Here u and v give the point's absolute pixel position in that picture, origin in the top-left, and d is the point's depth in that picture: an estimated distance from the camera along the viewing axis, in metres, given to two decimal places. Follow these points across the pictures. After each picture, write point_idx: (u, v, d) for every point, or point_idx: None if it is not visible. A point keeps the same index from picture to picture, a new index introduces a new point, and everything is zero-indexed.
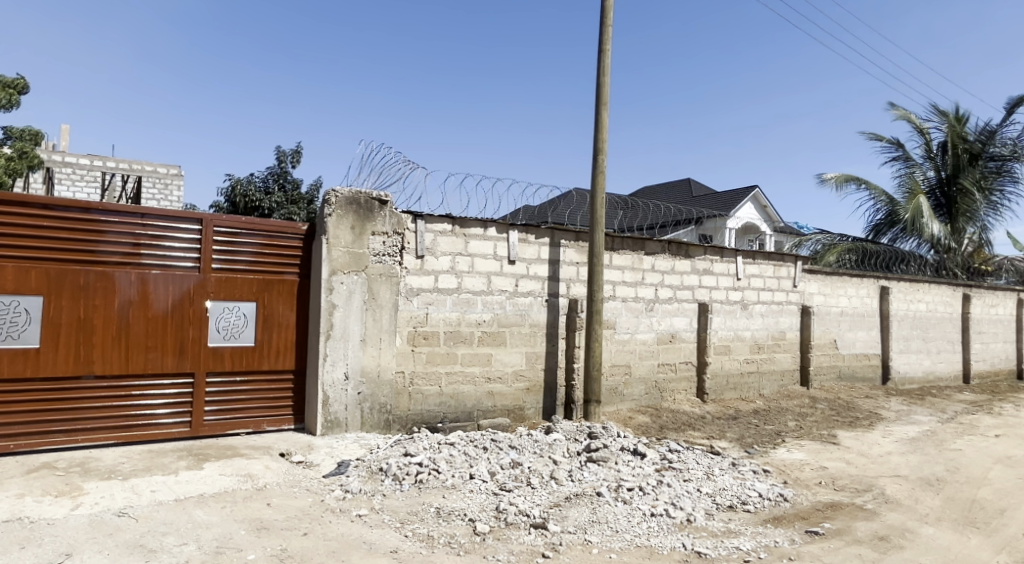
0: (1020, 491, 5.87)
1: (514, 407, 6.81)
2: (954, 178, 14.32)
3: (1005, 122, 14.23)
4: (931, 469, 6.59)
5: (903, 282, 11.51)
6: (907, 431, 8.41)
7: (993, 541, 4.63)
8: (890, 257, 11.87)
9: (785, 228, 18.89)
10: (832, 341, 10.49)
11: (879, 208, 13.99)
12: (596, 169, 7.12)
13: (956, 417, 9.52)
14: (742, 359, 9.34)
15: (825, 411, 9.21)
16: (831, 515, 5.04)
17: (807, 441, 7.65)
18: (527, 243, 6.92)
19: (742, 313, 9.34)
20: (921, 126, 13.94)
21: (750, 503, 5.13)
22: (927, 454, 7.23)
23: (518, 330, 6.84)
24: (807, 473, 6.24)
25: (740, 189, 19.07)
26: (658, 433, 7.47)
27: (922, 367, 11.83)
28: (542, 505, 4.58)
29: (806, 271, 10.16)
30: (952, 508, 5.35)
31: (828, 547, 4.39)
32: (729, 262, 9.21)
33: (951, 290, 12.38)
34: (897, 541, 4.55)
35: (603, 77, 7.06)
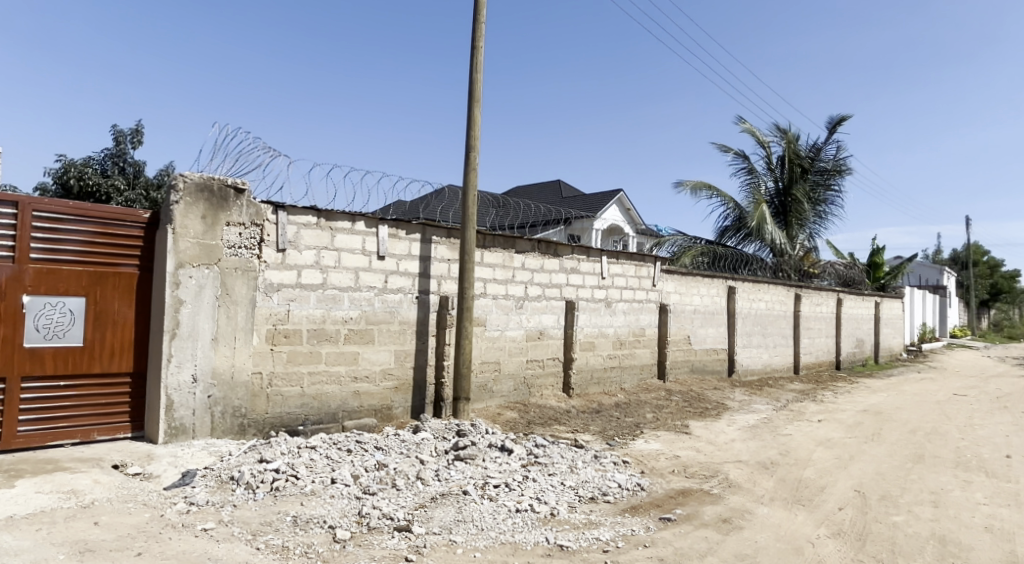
0: (837, 470, 6.60)
1: (381, 407, 6.62)
2: (790, 189, 15.89)
3: (831, 141, 16.02)
4: (767, 453, 7.25)
5: (746, 283, 12.60)
6: (748, 419, 9.20)
7: (815, 516, 5.16)
8: (736, 259, 12.92)
9: (646, 230, 20.01)
10: (685, 337, 11.24)
11: (728, 214, 15.19)
12: (468, 166, 7.09)
13: (788, 404, 10.56)
14: (606, 355, 9.75)
15: (678, 402, 9.85)
16: (681, 501, 5.37)
17: (662, 431, 8.13)
18: (397, 238, 6.75)
19: (605, 310, 9.74)
20: (763, 141, 15.31)
21: (610, 494, 5.34)
22: (764, 439, 7.94)
23: (386, 328, 6.66)
24: (661, 462, 6.62)
25: (606, 192, 19.95)
26: (525, 428, 7.59)
27: (761, 360, 13.00)
28: (407, 507, 4.48)
29: (664, 271, 10.80)
30: (783, 488, 5.91)
31: (678, 532, 4.67)
32: (595, 262, 9.57)
33: (786, 290, 13.73)
34: (737, 522, 4.94)
35: (475, 74, 7.05)
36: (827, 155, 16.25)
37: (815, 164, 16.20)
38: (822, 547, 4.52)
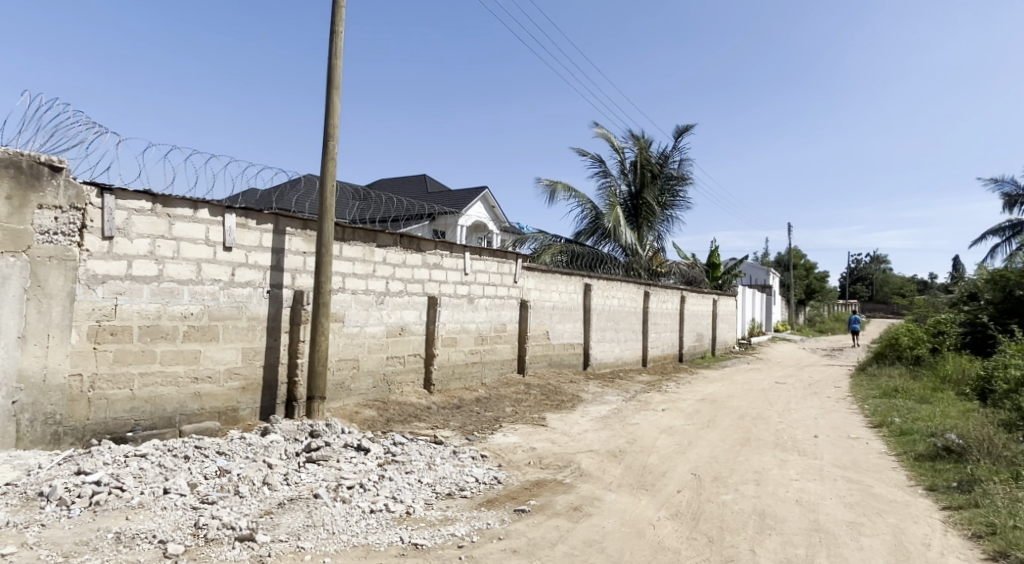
0: (677, 455, 7.12)
1: (227, 409, 6.17)
2: (641, 193, 16.91)
3: (677, 150, 17.25)
4: (616, 442, 7.67)
5: (601, 280, 13.24)
6: (600, 410, 9.69)
7: (657, 499, 5.54)
8: (593, 258, 13.56)
9: (509, 227, 20.40)
10: (544, 332, 11.61)
11: (585, 215, 15.88)
12: (326, 156, 6.80)
13: (636, 395, 11.26)
14: (467, 350, 9.81)
15: (536, 395, 10.15)
16: (536, 492, 5.53)
17: (520, 424, 8.34)
18: (246, 228, 6.32)
19: (468, 306, 9.79)
20: (618, 146, 16.17)
21: (467, 489, 5.37)
22: (614, 429, 8.39)
23: (233, 324, 6.22)
24: (518, 455, 6.77)
25: (471, 189, 20.09)
26: (384, 426, 7.44)
27: (613, 354, 13.75)
28: (251, 515, 4.22)
29: (525, 268, 11.06)
30: (630, 474, 6.28)
31: (532, 522, 4.80)
32: (458, 258, 9.58)
33: (637, 287, 14.61)
34: (587, 509, 5.17)
35: (335, 60, 6.78)
36: (675, 163, 17.49)
37: (663, 171, 17.37)
38: (662, 528, 4.85)
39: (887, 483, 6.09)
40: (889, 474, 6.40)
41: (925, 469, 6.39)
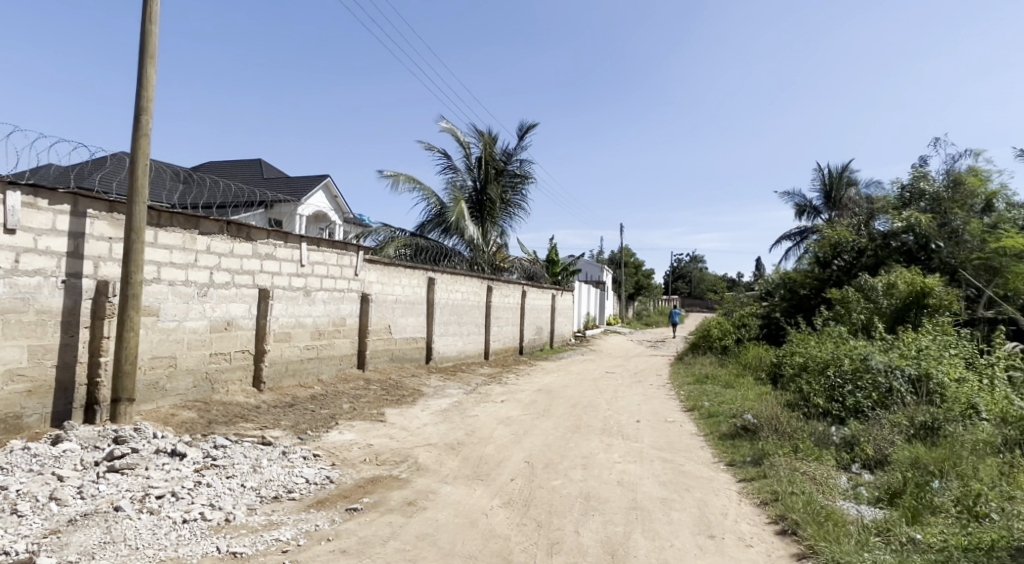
0: (513, 445, 7.34)
1: (7, 417, 5.34)
2: (486, 189, 17.18)
3: (521, 148, 17.72)
4: (454, 435, 7.74)
5: (444, 274, 13.28)
6: (440, 404, 9.72)
7: (490, 489, 5.66)
8: (437, 252, 13.55)
9: (352, 219, 19.78)
10: (386, 327, 11.41)
11: (430, 208, 15.82)
12: (139, 132, 6.12)
13: (477, 388, 11.44)
14: (303, 345, 9.36)
15: (376, 390, 9.95)
16: (370, 489, 5.41)
17: (358, 421, 8.12)
18: (35, 209, 5.51)
19: (303, 299, 9.34)
20: (464, 141, 16.28)
21: (296, 491, 5.12)
22: (453, 422, 8.46)
23: (17, 319, 5.40)
24: (353, 453, 6.58)
25: (312, 177, 19.19)
26: (205, 428, 6.87)
27: (456, 348, 13.84)
28: (32, 537, 3.70)
29: (366, 260, 10.78)
30: (466, 466, 6.36)
31: (364, 520, 4.68)
32: (293, 248, 9.10)
33: (480, 282, 14.84)
34: (421, 503, 5.16)
35: (150, 26, 6.12)
36: (518, 162, 17.98)
37: (507, 168, 17.78)
38: (494, 517, 4.97)
39: (696, 461, 6.74)
40: (698, 453, 7.09)
41: (726, 447, 7.17)
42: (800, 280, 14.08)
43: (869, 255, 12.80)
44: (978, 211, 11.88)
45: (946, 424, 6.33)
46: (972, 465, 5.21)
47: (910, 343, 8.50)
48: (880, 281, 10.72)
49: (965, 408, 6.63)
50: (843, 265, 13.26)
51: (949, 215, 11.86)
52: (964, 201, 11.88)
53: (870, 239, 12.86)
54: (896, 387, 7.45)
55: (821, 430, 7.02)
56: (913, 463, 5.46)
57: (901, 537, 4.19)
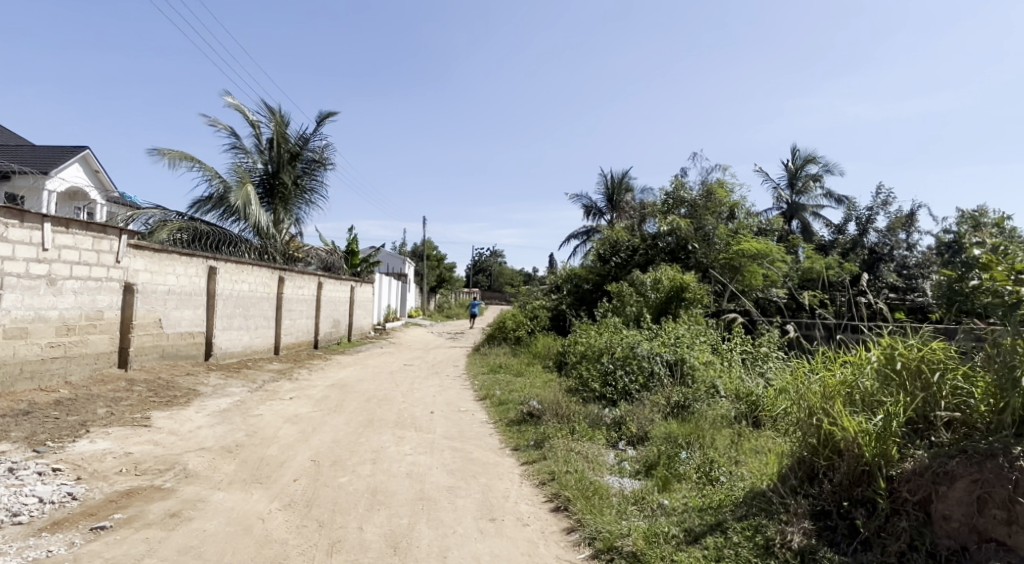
0: (299, 443, 6.99)
1: None
2: (278, 173, 16.13)
3: (318, 133, 16.88)
4: (233, 437, 7.16)
5: (228, 263, 12.23)
6: (219, 404, 8.93)
7: (270, 492, 5.33)
8: (219, 239, 12.42)
9: (118, 198, 17.37)
10: (156, 320, 10.20)
11: (212, 190, 14.44)
12: None
13: (263, 385, 10.71)
14: (45, 343, 8.00)
15: (140, 392, 8.84)
16: (123, 504, 4.78)
17: (115, 427, 7.15)
18: None
19: (47, 289, 7.99)
20: (253, 120, 15.08)
21: (25, 514, 4.36)
22: (232, 423, 7.82)
23: None
24: (106, 464, 5.78)
25: (66, 147, 16.50)
26: None
27: (241, 343, 12.82)
28: None
29: (131, 246, 9.54)
30: (244, 469, 5.92)
31: (112, 540, 4.13)
32: (33, 229, 7.73)
33: (270, 272, 13.92)
34: (187, 513, 4.69)
35: None
36: (315, 148, 17.13)
37: (303, 152, 16.84)
38: (271, 521, 4.68)
39: (483, 447, 6.99)
40: (486, 440, 7.36)
41: (512, 433, 7.53)
42: (584, 275, 15.33)
43: (641, 253, 14.33)
44: (724, 218, 13.80)
45: (694, 403, 7.27)
46: (711, 436, 6.04)
47: (670, 332, 9.64)
48: (648, 277, 12.00)
49: (708, 388, 7.66)
50: (620, 262, 14.66)
51: (702, 220, 13.66)
52: (714, 208, 13.72)
53: (642, 240, 14.43)
54: (657, 371, 8.40)
55: (595, 412, 7.67)
56: (668, 438, 6.19)
57: (653, 504, 4.71)
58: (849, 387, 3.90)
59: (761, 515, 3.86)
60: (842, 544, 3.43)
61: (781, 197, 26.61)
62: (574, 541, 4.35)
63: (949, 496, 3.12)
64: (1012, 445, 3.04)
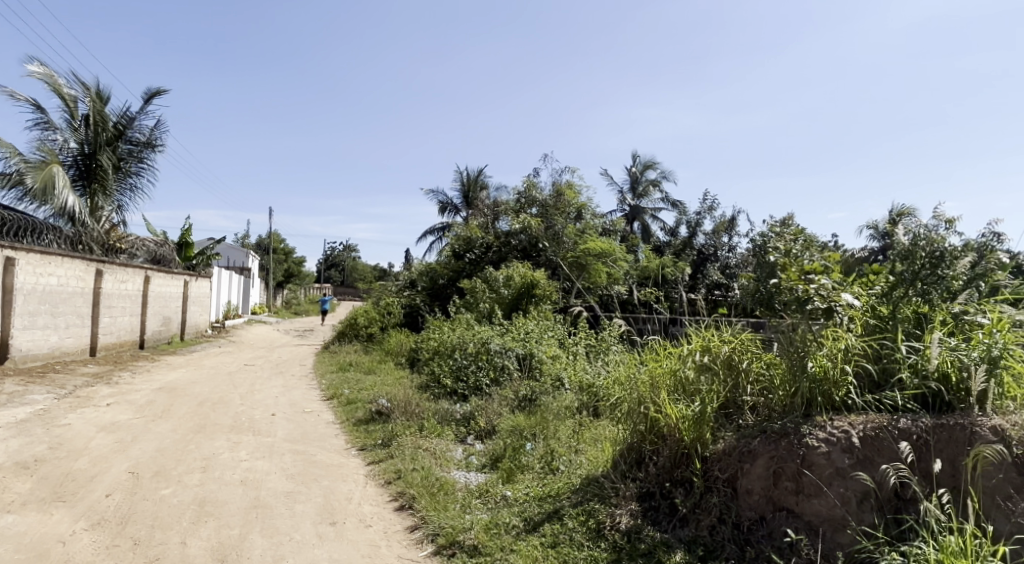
0: (115, 454, 6.29)
1: None
2: (94, 154, 14.37)
3: (144, 112, 15.27)
4: (32, 451, 6.27)
5: (31, 254, 10.72)
6: (16, 414, 7.79)
7: (75, 510, 4.74)
8: (19, 225, 10.84)
9: None
10: None
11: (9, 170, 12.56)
12: None
13: (74, 391, 9.51)
14: None
15: None
16: None
17: None
18: None
19: None
20: (63, 92, 13.32)
21: None
22: (32, 436, 6.85)
23: None
24: None
25: None
26: None
27: (47, 344, 11.29)
28: None
29: None
30: (43, 487, 5.21)
31: None
32: None
33: (85, 264, 12.40)
34: None
35: None
36: (142, 129, 15.50)
37: (126, 132, 15.15)
38: (74, 543, 4.16)
39: (328, 449, 6.73)
40: (331, 441, 7.09)
41: (359, 432, 7.32)
42: (437, 271, 15.29)
43: (495, 250, 14.60)
44: (572, 218, 14.41)
45: (541, 395, 7.49)
46: (554, 427, 6.26)
47: (520, 327, 9.88)
48: (500, 274, 12.19)
49: (553, 380, 7.98)
50: (473, 258, 14.81)
51: (552, 220, 14.14)
52: (563, 208, 14.29)
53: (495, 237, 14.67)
54: (507, 365, 8.59)
55: (446, 408, 7.67)
56: (514, 431, 6.35)
57: (496, 496, 4.79)
58: (673, 377, 4.24)
59: (594, 500, 4.07)
60: (664, 522, 3.70)
61: (624, 200, 28.40)
62: (418, 539, 4.31)
63: (751, 472, 3.47)
64: (801, 425, 3.43)
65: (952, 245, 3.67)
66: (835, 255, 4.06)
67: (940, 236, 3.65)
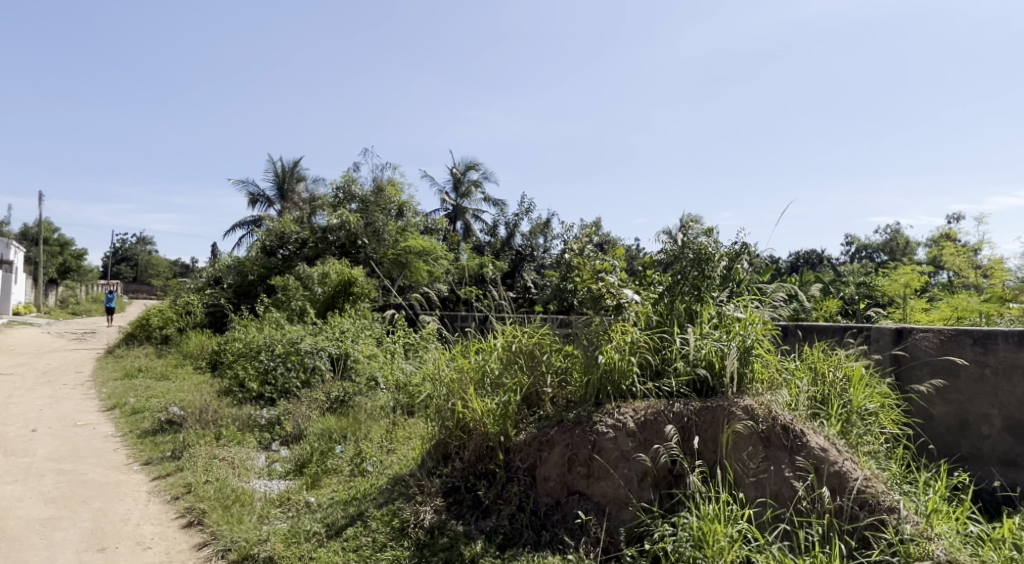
0: None
1: None
2: None
3: None
4: None
5: None
6: None
7: None
8: None
9: None
10: None
11: None
12: None
13: None
14: None
15: None
16: None
17: None
18: None
19: None
20: None
21: None
22: None
23: None
24: None
25: None
26: None
27: None
28: None
29: None
30: None
31: None
32: None
33: None
34: None
35: None
36: None
37: None
38: None
39: (103, 466, 5.92)
40: (108, 456, 6.26)
41: (144, 445, 6.54)
42: (244, 266, 14.13)
43: (310, 246, 13.81)
44: (393, 215, 14.10)
45: (354, 396, 7.22)
46: (366, 428, 6.06)
47: (335, 327, 9.45)
48: (315, 271, 11.51)
49: (368, 381, 7.75)
50: (286, 255, 13.96)
51: (372, 216, 13.70)
52: (383, 205, 13.92)
53: (311, 232, 13.89)
54: (319, 367, 8.20)
55: (249, 413, 7.12)
56: (323, 434, 6.07)
57: (298, 503, 4.54)
58: (480, 371, 4.34)
59: (398, 499, 4.04)
60: (467, 515, 3.73)
61: (446, 199, 28.72)
62: (205, 557, 3.94)
63: (548, 460, 3.67)
64: (593, 413, 3.70)
65: (717, 249, 4.22)
66: (619, 253, 4.60)
67: (706, 243, 4.18)
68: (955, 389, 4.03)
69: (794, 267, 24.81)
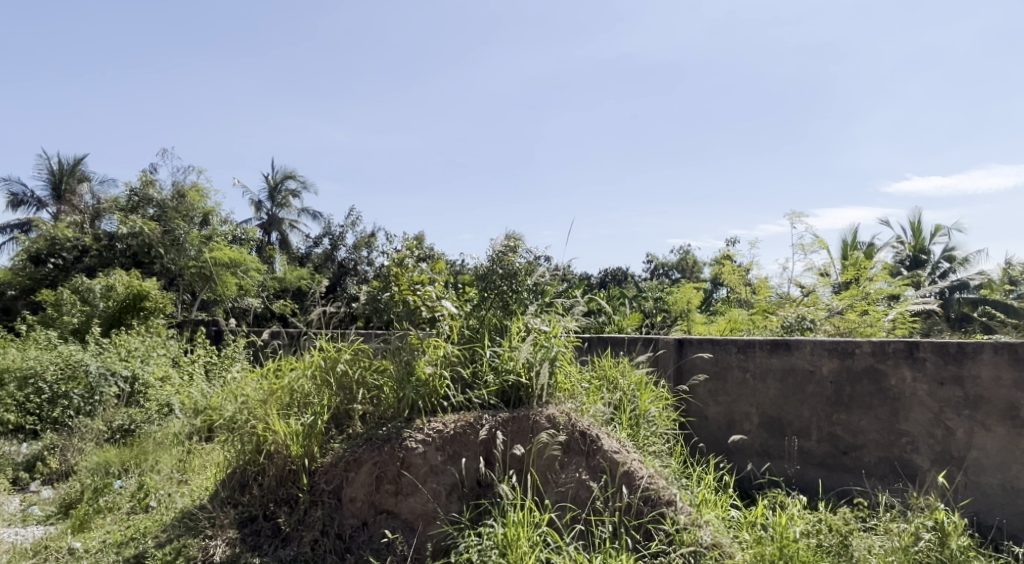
0: None
1: None
2: None
3: None
4: None
5: None
6: None
7: None
8: None
9: None
10: None
11: None
12: None
13: None
14: None
15: None
16: None
17: None
18: None
19: None
20: None
21: None
22: None
23: None
24: None
25: None
26: None
27: None
28: None
29: None
30: None
31: None
32: None
33: None
34: None
35: None
36: None
37: None
38: None
39: None
40: None
41: None
42: (7, 279, 12.25)
43: (92, 256, 12.00)
44: (196, 224, 12.92)
45: (141, 425, 6.42)
46: (154, 459, 5.40)
47: (119, 345, 8.07)
48: (97, 282, 10.04)
49: (160, 406, 6.88)
50: (60, 265, 12.19)
51: (171, 224, 12.17)
52: (186, 212, 12.77)
53: (94, 239, 12.06)
54: (105, 393, 7.16)
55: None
56: (98, 467, 5.26)
57: (59, 551, 3.93)
58: (287, 391, 4.14)
59: (185, 535, 3.65)
60: (265, 545, 3.47)
61: (260, 208, 26.99)
62: None
63: (355, 480, 3.56)
64: (402, 429, 3.66)
65: (527, 265, 4.39)
66: (438, 266, 4.63)
67: (514, 257, 4.35)
68: (724, 392, 4.61)
69: (602, 283, 26.98)
